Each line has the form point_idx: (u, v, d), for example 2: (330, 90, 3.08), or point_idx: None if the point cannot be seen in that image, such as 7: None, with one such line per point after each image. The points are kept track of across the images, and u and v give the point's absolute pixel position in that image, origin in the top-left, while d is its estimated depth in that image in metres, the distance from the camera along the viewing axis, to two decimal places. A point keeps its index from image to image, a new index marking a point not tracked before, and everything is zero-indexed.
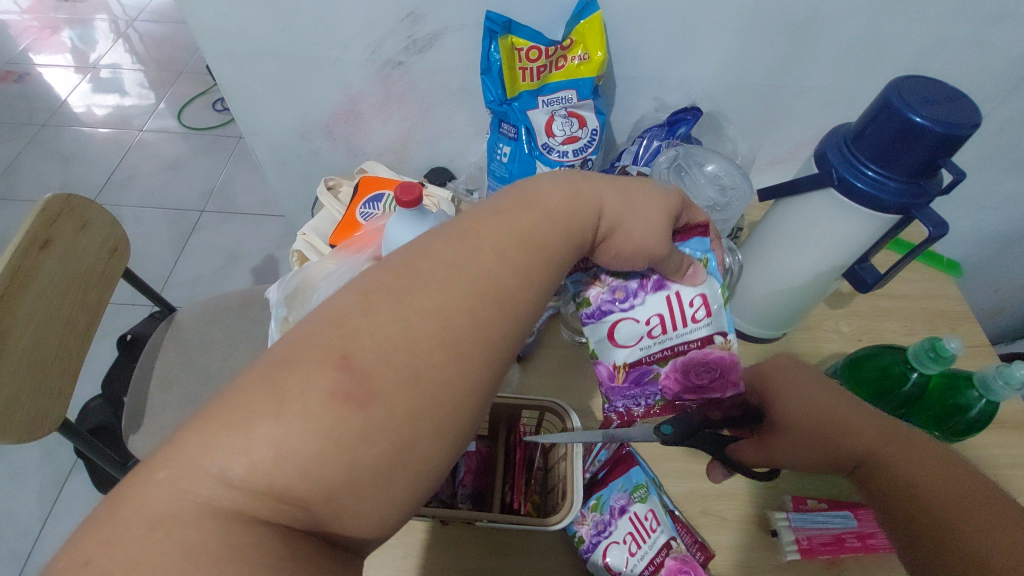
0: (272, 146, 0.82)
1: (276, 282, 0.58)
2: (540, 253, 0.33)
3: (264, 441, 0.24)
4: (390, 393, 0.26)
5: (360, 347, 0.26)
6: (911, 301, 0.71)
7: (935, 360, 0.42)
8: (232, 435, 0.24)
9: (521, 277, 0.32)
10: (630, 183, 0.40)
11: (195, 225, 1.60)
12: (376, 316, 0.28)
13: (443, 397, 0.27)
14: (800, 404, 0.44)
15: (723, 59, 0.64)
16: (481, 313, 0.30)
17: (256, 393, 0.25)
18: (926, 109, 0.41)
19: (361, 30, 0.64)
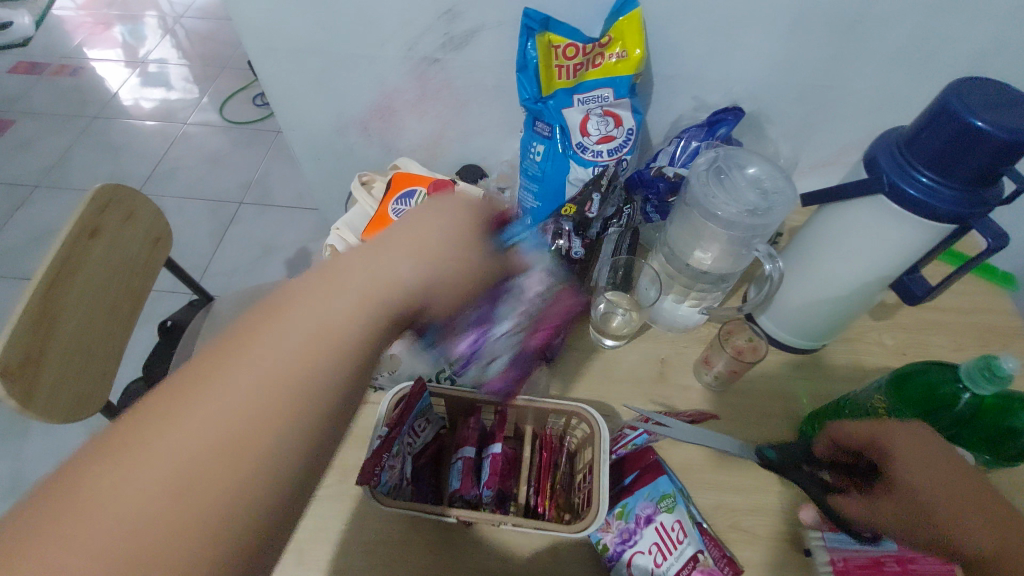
0: (308, 141, 0.83)
1: None
2: (389, 325, 0.35)
3: (115, 517, 0.25)
4: (204, 494, 0.27)
5: (189, 422, 0.28)
6: (961, 315, 0.68)
7: (989, 382, 0.40)
8: (87, 530, 0.25)
9: (358, 345, 0.33)
10: (447, 233, 0.39)
11: (234, 216, 1.65)
12: (180, 417, 0.28)
13: (263, 487, 0.28)
14: (915, 477, 0.37)
15: (767, 58, 0.62)
16: (340, 353, 0.32)
17: (59, 504, 0.25)
18: (989, 114, 0.39)
19: (399, 27, 0.64)
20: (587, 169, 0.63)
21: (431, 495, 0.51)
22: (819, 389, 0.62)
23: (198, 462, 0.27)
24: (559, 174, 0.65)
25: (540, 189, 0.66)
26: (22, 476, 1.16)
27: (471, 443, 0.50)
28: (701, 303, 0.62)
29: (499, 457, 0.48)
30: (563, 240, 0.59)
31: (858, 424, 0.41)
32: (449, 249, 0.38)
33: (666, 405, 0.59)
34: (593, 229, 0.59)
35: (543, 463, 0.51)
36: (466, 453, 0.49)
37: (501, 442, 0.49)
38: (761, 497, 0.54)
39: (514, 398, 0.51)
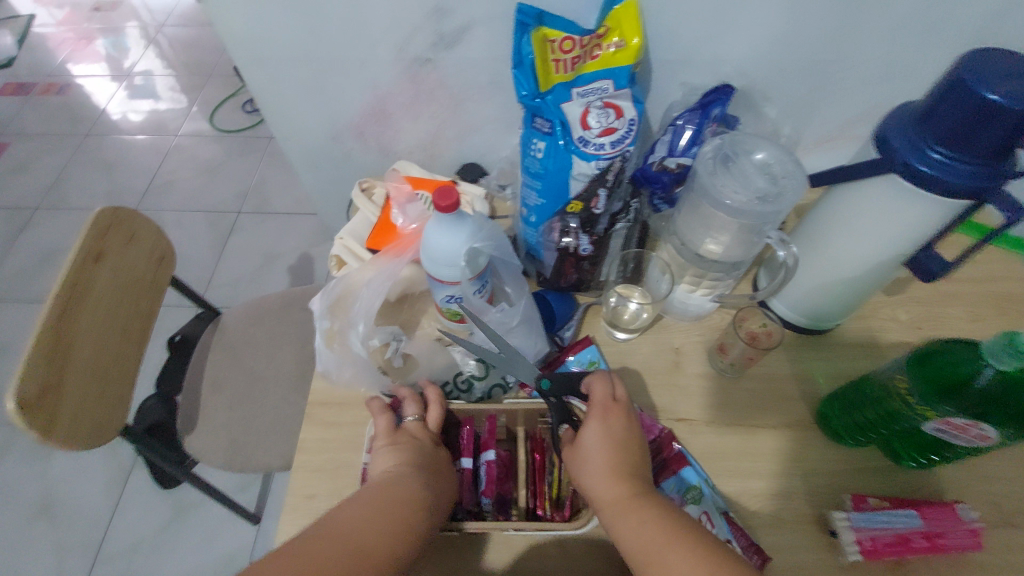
0: (304, 149, 0.82)
1: (319, 294, 0.57)
2: (440, 461, 0.49)
3: (356, 517, 0.41)
4: (361, 515, 0.41)
5: (372, 490, 0.44)
6: (974, 285, 0.68)
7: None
8: (330, 531, 0.39)
9: (439, 461, 0.49)
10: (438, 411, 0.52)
11: (233, 226, 1.64)
12: (362, 494, 0.43)
13: (393, 510, 0.42)
14: (596, 434, 0.47)
15: (766, 37, 0.61)
16: (437, 466, 0.48)
17: (339, 515, 0.41)
18: (1004, 86, 0.39)
19: (388, 29, 0.63)
20: (590, 163, 0.58)
21: None
22: (835, 369, 0.62)
23: (371, 512, 0.41)
24: (562, 172, 0.59)
25: (543, 186, 0.61)
26: (48, 497, 1.17)
27: (467, 454, 0.52)
28: (712, 291, 0.61)
29: (493, 465, 0.51)
30: (571, 238, 0.61)
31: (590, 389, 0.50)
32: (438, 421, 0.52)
33: (682, 396, 0.60)
34: (601, 224, 0.60)
35: (537, 465, 0.52)
36: (463, 465, 0.52)
37: (494, 448, 0.52)
38: (783, 483, 0.55)
39: (502, 404, 0.53)
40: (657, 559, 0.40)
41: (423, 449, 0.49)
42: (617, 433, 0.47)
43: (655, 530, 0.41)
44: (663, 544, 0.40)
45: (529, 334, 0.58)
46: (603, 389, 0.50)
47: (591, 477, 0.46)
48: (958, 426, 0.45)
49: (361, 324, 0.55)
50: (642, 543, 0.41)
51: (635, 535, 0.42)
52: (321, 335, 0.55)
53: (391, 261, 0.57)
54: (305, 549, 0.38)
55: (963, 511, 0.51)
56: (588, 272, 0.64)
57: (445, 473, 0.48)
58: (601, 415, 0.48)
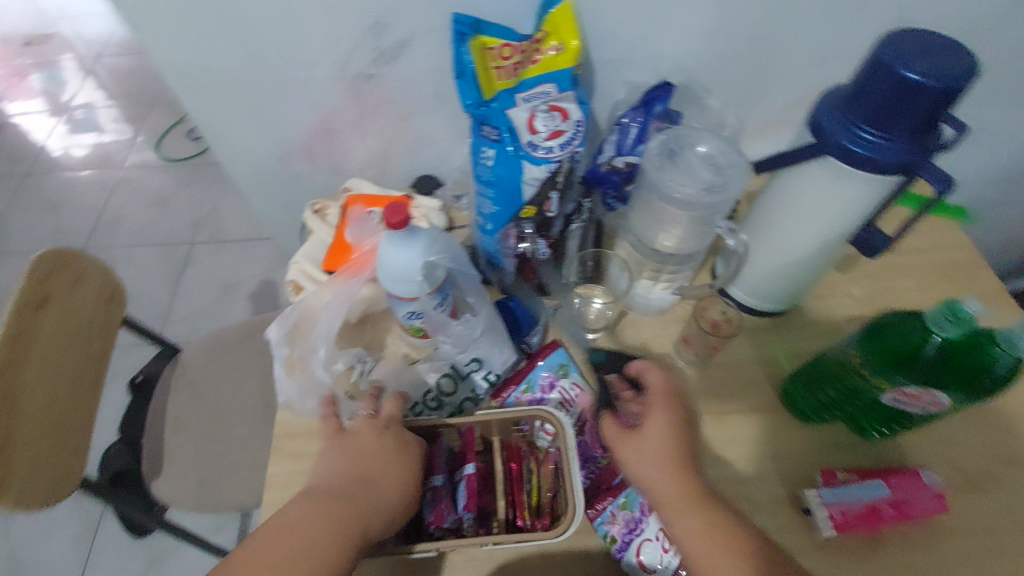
0: (252, 175, 0.80)
1: (275, 322, 0.55)
2: (382, 459, 0.48)
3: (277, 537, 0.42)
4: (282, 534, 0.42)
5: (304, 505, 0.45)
6: (919, 255, 0.71)
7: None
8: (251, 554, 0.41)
9: (380, 461, 0.48)
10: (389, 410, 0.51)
11: (189, 256, 1.59)
12: (290, 510, 0.44)
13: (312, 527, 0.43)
14: (665, 424, 0.50)
15: (701, 32, 0.62)
16: (374, 466, 0.47)
17: (262, 537, 0.42)
18: (920, 63, 0.40)
19: (326, 48, 0.62)
20: (541, 167, 0.58)
21: (411, 527, 0.50)
22: (796, 349, 0.63)
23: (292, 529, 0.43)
24: (513, 179, 0.59)
25: (496, 194, 0.61)
26: (11, 558, 1.11)
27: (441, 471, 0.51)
28: (672, 285, 0.62)
29: (473, 478, 0.50)
30: (528, 244, 0.60)
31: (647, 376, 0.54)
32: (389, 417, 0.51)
33: None
34: (556, 229, 0.60)
35: (514, 474, 0.52)
36: (439, 482, 0.50)
37: (472, 461, 0.51)
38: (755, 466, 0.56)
39: (473, 415, 0.52)
40: (710, 553, 0.44)
41: (366, 451, 0.48)
42: (681, 426, 0.51)
43: (713, 528, 0.45)
44: (723, 541, 0.44)
45: (495, 343, 0.57)
46: (663, 379, 0.53)
47: (637, 464, 0.49)
48: (912, 395, 0.47)
49: (321, 349, 0.53)
50: (701, 536, 0.45)
51: (693, 528, 0.45)
52: (280, 365, 0.54)
53: (347, 282, 0.56)
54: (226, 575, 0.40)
55: (925, 475, 0.53)
56: (548, 277, 0.63)
57: (384, 471, 0.47)
58: (662, 405, 0.51)
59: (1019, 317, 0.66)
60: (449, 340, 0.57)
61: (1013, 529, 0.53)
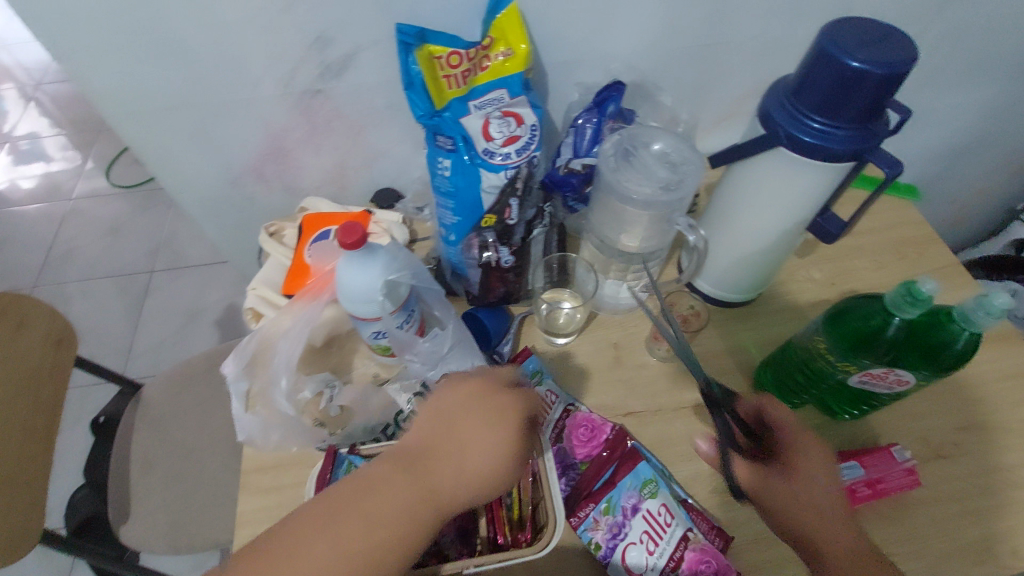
0: (202, 201, 0.77)
1: (232, 354, 0.52)
2: (465, 443, 0.41)
3: (344, 530, 0.36)
4: (351, 533, 0.36)
5: (383, 485, 0.38)
6: (875, 235, 0.73)
7: (986, 315, 0.41)
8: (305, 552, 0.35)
9: (468, 451, 0.41)
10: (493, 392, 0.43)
11: (148, 287, 1.53)
12: (356, 495, 0.38)
13: (385, 531, 0.37)
14: (813, 467, 0.47)
15: (649, 30, 0.62)
16: (462, 459, 0.40)
17: (317, 518, 0.36)
18: (862, 51, 0.41)
19: (269, 66, 0.60)
20: (498, 174, 0.59)
21: None
22: (765, 337, 0.64)
23: (364, 525, 0.36)
24: (472, 188, 0.60)
25: (457, 205, 0.61)
26: None
27: None
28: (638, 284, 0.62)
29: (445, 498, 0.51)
30: (491, 253, 0.58)
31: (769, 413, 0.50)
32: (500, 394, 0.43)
33: (627, 391, 0.61)
34: (519, 235, 0.59)
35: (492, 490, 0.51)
36: None
37: None
38: None
39: None
40: None
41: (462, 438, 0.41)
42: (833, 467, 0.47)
43: None
44: None
45: (464, 356, 0.56)
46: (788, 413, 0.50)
47: (789, 506, 0.46)
48: (878, 375, 0.48)
49: (284, 378, 0.51)
50: None
51: None
52: (238, 400, 0.51)
53: (307, 306, 0.54)
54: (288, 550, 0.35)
55: (897, 452, 0.54)
56: (515, 284, 0.62)
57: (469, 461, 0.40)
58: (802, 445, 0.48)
59: (974, 289, 0.68)
60: (417, 359, 0.55)
61: (982, 497, 0.55)
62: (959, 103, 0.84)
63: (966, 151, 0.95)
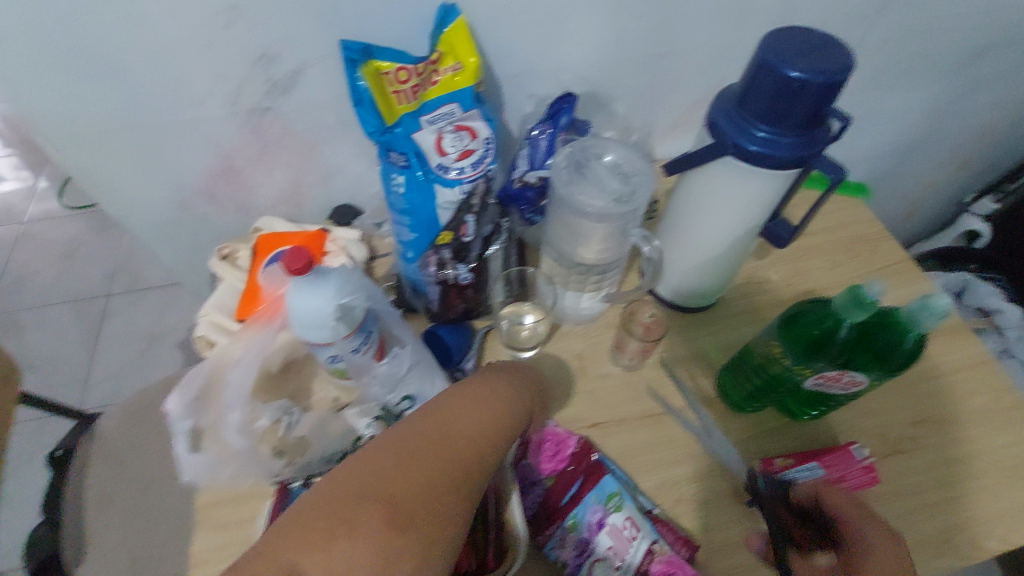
0: (151, 225, 0.73)
1: (178, 387, 0.50)
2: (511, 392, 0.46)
3: (439, 454, 0.36)
4: (451, 455, 0.37)
5: (461, 417, 0.40)
6: (829, 234, 0.74)
7: (930, 317, 0.42)
8: (416, 472, 0.34)
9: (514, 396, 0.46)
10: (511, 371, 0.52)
11: (106, 311, 1.48)
12: (440, 426, 0.38)
13: (477, 452, 0.38)
14: (887, 560, 0.40)
15: (600, 39, 0.62)
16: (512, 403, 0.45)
17: (411, 446, 0.36)
18: (800, 61, 0.41)
19: (213, 85, 0.57)
20: (454, 189, 0.58)
21: None
22: (726, 341, 0.65)
23: (457, 448, 0.37)
24: (427, 204, 0.59)
25: (412, 221, 0.60)
26: None
27: None
28: (597, 293, 0.62)
29: None
30: (448, 270, 0.57)
31: (828, 498, 0.46)
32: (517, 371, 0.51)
33: (592, 402, 0.60)
34: (475, 252, 0.58)
35: None
36: None
37: None
38: (699, 462, 0.57)
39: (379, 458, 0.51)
40: None
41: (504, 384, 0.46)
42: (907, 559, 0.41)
43: None
44: None
45: (425, 376, 0.55)
46: (845, 499, 0.46)
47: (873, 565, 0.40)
48: (832, 377, 0.48)
49: (235, 411, 0.51)
50: None
51: None
52: (184, 442, 0.49)
53: (257, 334, 0.53)
54: (396, 472, 0.34)
55: (856, 451, 0.56)
56: (474, 300, 0.61)
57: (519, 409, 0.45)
58: (866, 534, 0.43)
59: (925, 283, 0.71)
60: (376, 382, 0.54)
61: (937, 490, 0.56)
62: (904, 103, 0.86)
63: (914, 148, 0.98)
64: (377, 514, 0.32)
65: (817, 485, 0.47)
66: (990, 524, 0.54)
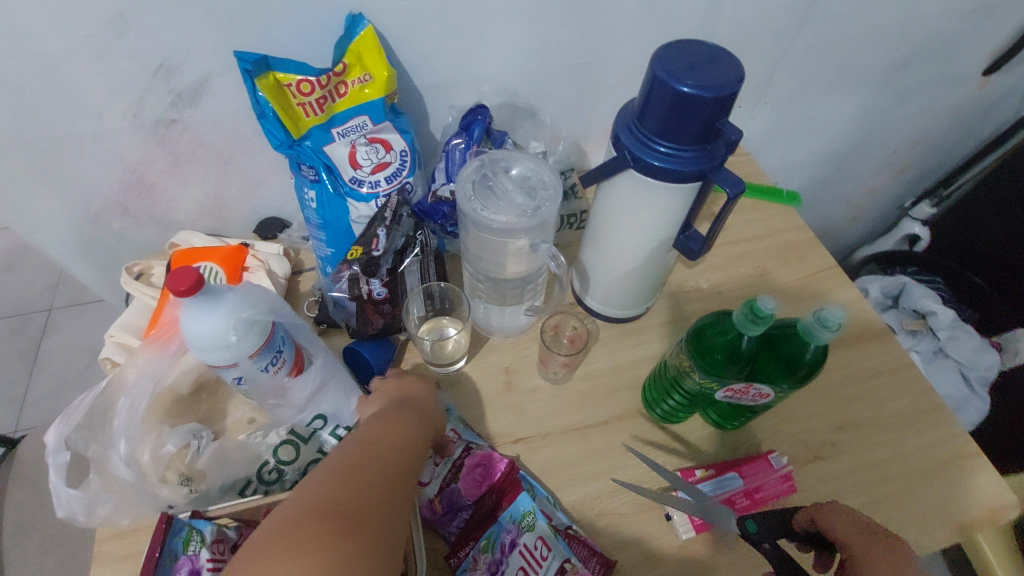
0: (61, 242, 0.70)
1: (58, 420, 0.46)
2: (420, 422, 0.46)
3: (365, 477, 0.35)
4: (376, 478, 0.36)
5: (382, 448, 0.39)
6: (761, 241, 0.75)
7: (824, 330, 0.42)
8: (349, 492, 0.34)
9: (426, 427, 0.46)
10: (419, 396, 0.51)
11: (46, 328, 1.42)
12: (358, 455, 0.38)
13: (402, 477, 0.38)
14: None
15: (520, 49, 0.62)
16: (423, 431, 0.45)
17: (339, 475, 0.35)
18: (690, 76, 0.41)
19: (110, 95, 0.55)
20: (369, 204, 0.61)
21: None
22: (653, 350, 0.65)
23: (383, 473, 0.37)
24: (342, 216, 0.61)
25: (329, 235, 0.63)
26: None
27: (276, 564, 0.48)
28: (523, 304, 0.63)
29: None
30: (362, 285, 0.57)
31: (826, 519, 0.39)
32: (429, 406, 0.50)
33: (517, 416, 0.60)
34: (385, 267, 0.57)
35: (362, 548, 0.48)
36: None
37: None
38: (621, 475, 0.56)
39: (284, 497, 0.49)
40: None
41: (413, 417, 0.46)
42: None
43: None
44: None
45: (339, 393, 0.55)
46: (843, 518, 0.38)
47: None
48: (740, 390, 0.48)
49: (122, 444, 0.47)
50: None
51: None
52: (58, 473, 0.44)
53: (156, 357, 0.51)
54: (326, 497, 0.33)
55: (774, 459, 0.55)
56: (394, 315, 0.60)
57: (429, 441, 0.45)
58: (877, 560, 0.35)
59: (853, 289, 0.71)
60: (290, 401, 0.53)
61: (852, 497, 0.56)
62: (836, 112, 0.88)
63: (849, 155, 1.00)
64: (323, 534, 0.30)
65: (818, 509, 0.40)
66: (908, 526, 0.54)
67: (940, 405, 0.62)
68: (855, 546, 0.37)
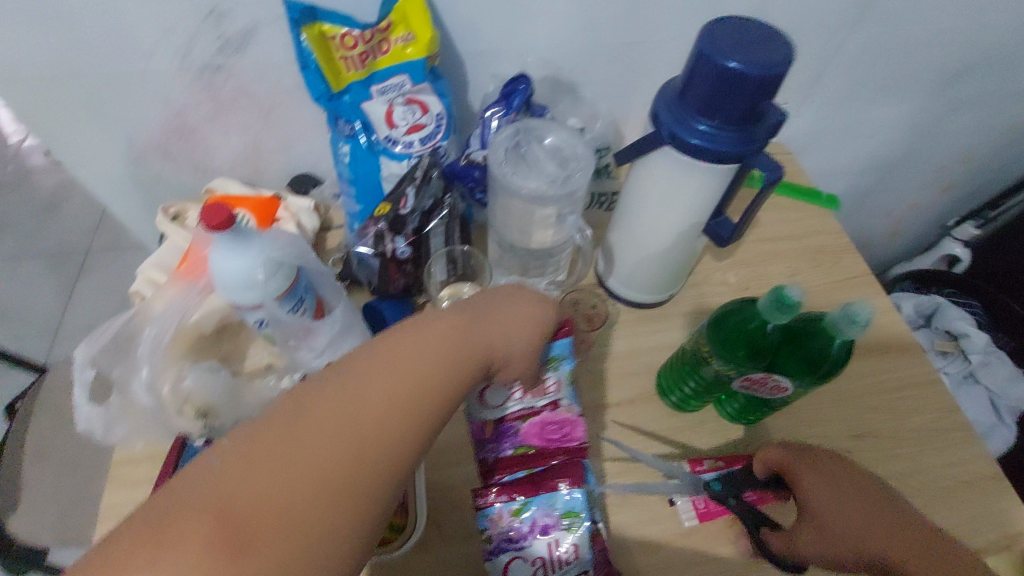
0: (104, 177, 0.72)
1: (88, 338, 0.49)
2: (442, 367, 0.35)
3: (301, 458, 0.29)
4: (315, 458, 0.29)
5: (355, 410, 0.31)
6: (795, 241, 0.73)
7: (853, 326, 0.41)
8: (262, 482, 0.28)
9: (451, 372, 0.35)
10: (482, 306, 0.40)
11: (83, 267, 1.47)
12: (309, 417, 0.30)
13: (364, 459, 0.30)
14: (826, 495, 0.44)
15: (567, 22, 0.61)
16: (439, 382, 0.34)
17: (264, 449, 0.28)
18: (738, 53, 0.40)
19: (161, 36, 0.56)
20: (400, 162, 0.61)
21: None
22: (673, 339, 0.64)
23: (331, 451, 0.29)
24: (373, 173, 0.62)
25: (358, 190, 0.63)
26: None
27: None
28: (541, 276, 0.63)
29: None
30: (386, 243, 0.58)
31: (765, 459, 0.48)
32: (485, 334, 0.39)
33: None
34: (411, 226, 0.58)
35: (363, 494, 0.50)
36: None
37: None
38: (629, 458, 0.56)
39: None
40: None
41: (439, 356, 0.35)
42: (858, 496, 0.43)
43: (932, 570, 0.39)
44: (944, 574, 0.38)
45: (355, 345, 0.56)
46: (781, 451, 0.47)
47: (829, 501, 0.43)
48: (758, 380, 0.47)
49: (144, 369, 0.50)
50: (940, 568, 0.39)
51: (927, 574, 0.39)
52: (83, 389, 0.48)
53: (183, 292, 0.53)
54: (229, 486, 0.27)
55: None
56: (415, 276, 0.61)
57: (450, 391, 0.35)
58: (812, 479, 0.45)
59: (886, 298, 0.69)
60: (307, 346, 0.54)
61: None
62: (887, 117, 0.85)
63: (897, 164, 0.96)
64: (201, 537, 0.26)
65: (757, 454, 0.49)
66: None
67: (966, 426, 0.60)
68: (793, 468, 0.46)
